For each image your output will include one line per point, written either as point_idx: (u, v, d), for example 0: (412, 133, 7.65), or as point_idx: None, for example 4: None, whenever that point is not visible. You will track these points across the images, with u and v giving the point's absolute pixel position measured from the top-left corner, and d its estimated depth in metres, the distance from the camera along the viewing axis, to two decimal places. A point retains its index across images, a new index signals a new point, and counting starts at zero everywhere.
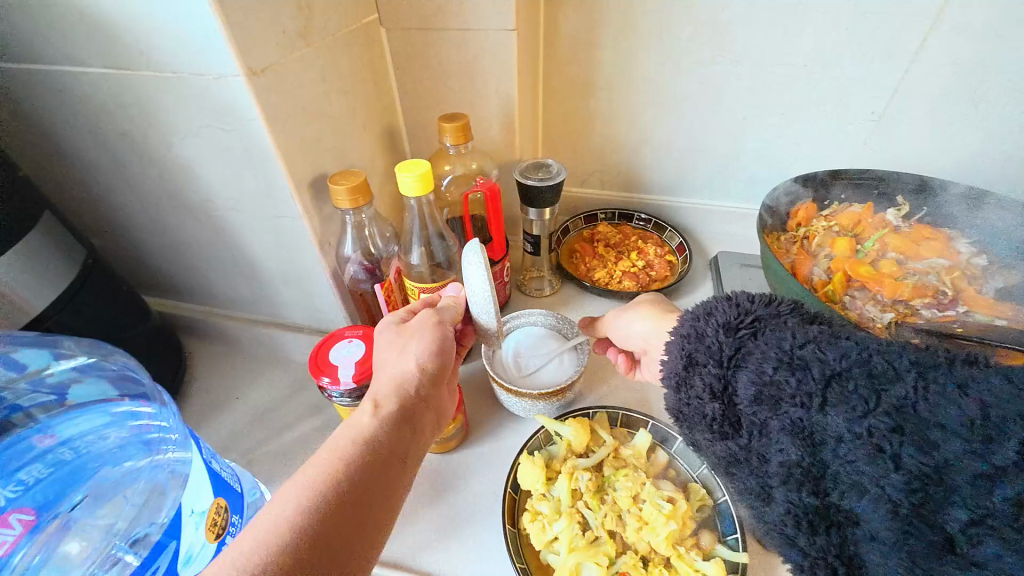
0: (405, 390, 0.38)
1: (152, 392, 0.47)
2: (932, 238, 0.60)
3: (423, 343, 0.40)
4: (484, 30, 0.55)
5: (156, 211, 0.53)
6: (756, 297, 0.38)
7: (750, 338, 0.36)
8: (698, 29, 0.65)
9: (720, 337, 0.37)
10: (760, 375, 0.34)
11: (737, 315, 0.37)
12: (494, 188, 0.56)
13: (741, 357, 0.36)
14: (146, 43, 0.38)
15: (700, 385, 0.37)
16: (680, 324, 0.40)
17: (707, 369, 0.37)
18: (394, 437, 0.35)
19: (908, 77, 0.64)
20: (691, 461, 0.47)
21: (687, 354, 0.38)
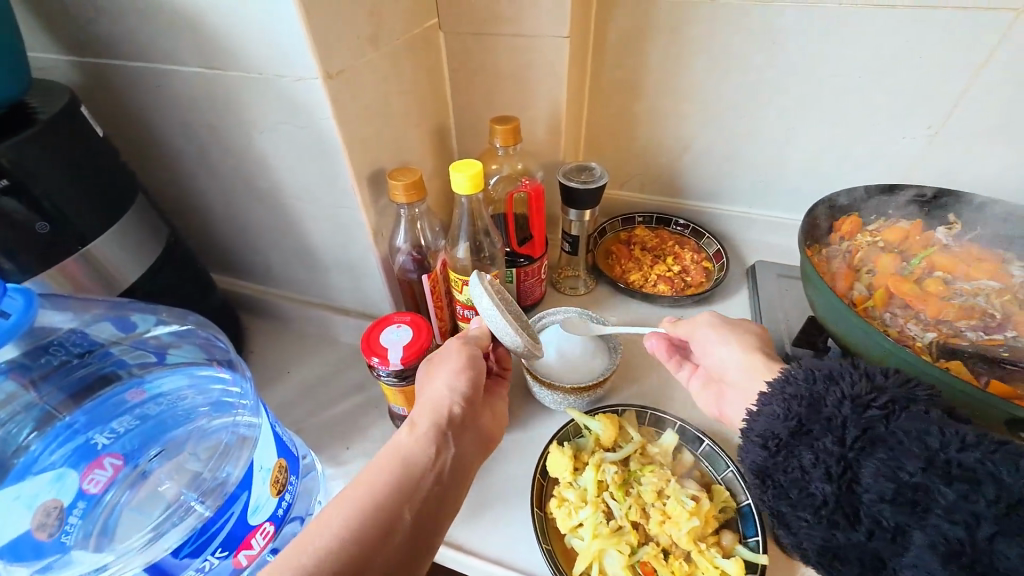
0: (440, 413, 0.42)
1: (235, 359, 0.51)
2: (984, 259, 0.59)
3: (452, 366, 0.45)
4: (538, 36, 0.57)
5: (229, 196, 0.58)
6: (889, 373, 0.37)
7: (882, 421, 0.35)
8: (749, 37, 0.65)
9: (845, 413, 0.36)
10: (898, 470, 0.33)
11: (873, 394, 0.36)
12: (538, 189, 0.59)
13: (869, 441, 0.34)
14: (237, 47, 0.43)
15: (813, 457, 0.36)
16: (790, 385, 0.39)
17: (826, 444, 0.35)
18: (432, 468, 0.40)
19: (967, 93, 0.62)
20: (716, 464, 0.49)
21: (798, 420, 0.37)
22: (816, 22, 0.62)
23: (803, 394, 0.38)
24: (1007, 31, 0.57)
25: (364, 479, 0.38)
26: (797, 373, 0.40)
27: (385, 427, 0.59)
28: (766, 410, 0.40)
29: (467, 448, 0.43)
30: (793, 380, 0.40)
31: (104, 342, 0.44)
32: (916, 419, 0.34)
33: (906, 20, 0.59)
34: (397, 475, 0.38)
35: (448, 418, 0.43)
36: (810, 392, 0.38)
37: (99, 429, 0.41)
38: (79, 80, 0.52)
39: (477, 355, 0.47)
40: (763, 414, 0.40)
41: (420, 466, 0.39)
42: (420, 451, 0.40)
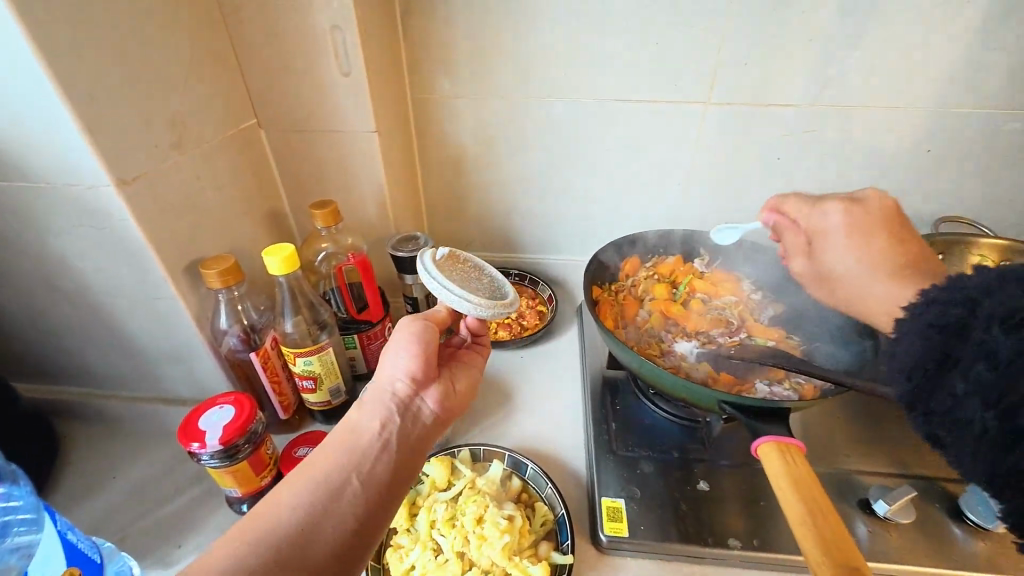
0: (393, 399, 0.46)
1: (5, 473, 0.48)
2: (725, 280, 0.77)
3: (410, 351, 0.48)
4: (349, 131, 0.66)
5: (28, 301, 0.56)
6: None
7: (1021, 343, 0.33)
8: (537, 124, 0.82)
9: (981, 336, 0.35)
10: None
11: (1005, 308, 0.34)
12: (364, 259, 0.66)
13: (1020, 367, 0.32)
14: (22, 162, 0.45)
15: (966, 388, 0.35)
16: (926, 309, 0.38)
17: (980, 370, 0.34)
18: (386, 441, 0.44)
19: (696, 160, 0.83)
20: (538, 482, 0.56)
21: (942, 343, 0.37)
22: (581, 111, 0.80)
23: (941, 321, 0.37)
24: (706, 115, 0.79)
25: (280, 492, 0.39)
26: (944, 296, 0.38)
27: (224, 515, 0.58)
28: (907, 330, 0.40)
29: (418, 431, 0.46)
30: (931, 304, 0.38)
31: None
32: None
33: (641, 110, 0.79)
34: (362, 445, 0.43)
35: (399, 396, 0.47)
36: (950, 318, 0.37)
37: None
38: None
39: (434, 332, 0.50)
40: (903, 342, 0.40)
41: (366, 454, 0.42)
42: (377, 423, 0.44)
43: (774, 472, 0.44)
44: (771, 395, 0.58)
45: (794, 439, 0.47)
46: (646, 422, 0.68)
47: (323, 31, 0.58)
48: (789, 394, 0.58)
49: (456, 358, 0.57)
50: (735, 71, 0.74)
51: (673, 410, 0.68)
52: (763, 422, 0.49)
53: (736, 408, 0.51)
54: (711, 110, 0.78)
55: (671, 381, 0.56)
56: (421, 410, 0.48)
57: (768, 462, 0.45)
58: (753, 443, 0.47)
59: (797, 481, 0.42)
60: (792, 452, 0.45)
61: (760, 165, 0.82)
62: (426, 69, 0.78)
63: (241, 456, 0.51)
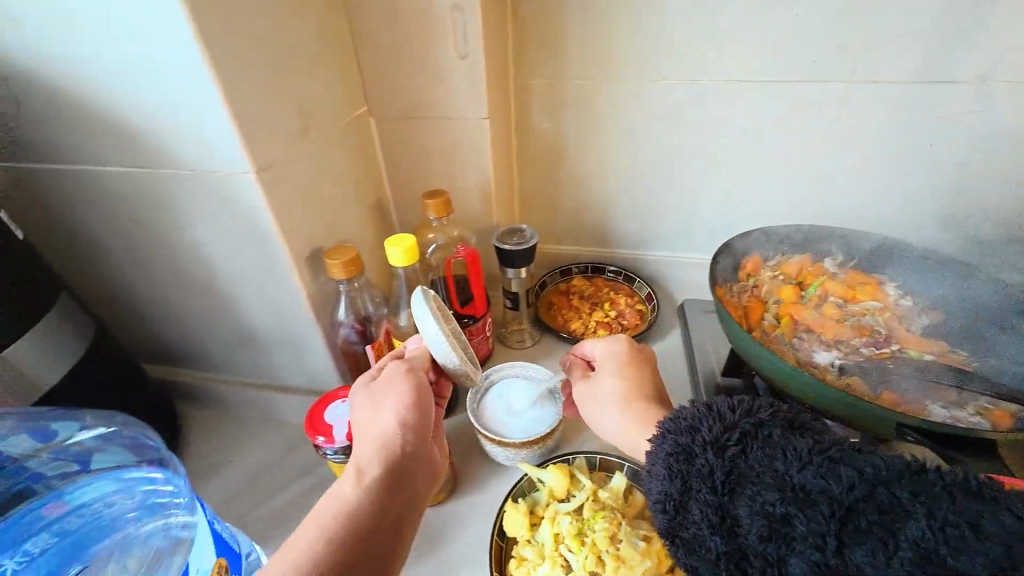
0: (390, 454, 0.42)
1: (166, 458, 0.49)
2: (865, 283, 0.68)
3: (399, 402, 0.44)
4: (460, 118, 0.63)
5: (161, 286, 0.57)
6: (734, 405, 0.41)
7: (741, 457, 0.38)
8: (647, 109, 0.75)
9: (710, 458, 0.38)
10: (764, 504, 0.35)
11: (726, 434, 0.39)
12: (474, 254, 0.63)
13: (736, 480, 0.37)
14: (170, 150, 0.45)
15: (701, 513, 0.37)
16: (683, 414, 0.42)
17: (703, 494, 0.37)
18: (377, 506, 0.40)
19: (829, 146, 0.74)
20: None
21: (671, 467, 0.40)
22: (698, 94, 0.73)
23: (676, 448, 0.40)
24: (845, 97, 0.69)
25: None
26: (687, 419, 0.41)
27: None
28: (658, 469, 0.41)
29: (414, 485, 0.43)
30: (666, 432, 0.42)
31: (20, 455, 0.42)
32: (763, 447, 0.37)
33: (769, 91, 0.71)
34: (354, 515, 0.39)
35: (395, 455, 0.42)
36: (681, 444, 0.40)
37: (10, 554, 0.37)
38: None
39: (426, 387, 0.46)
40: (654, 475, 0.41)
41: (367, 523, 0.39)
42: (363, 494, 0.40)
43: None
44: (951, 420, 0.49)
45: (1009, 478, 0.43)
46: None
47: (443, 12, 0.56)
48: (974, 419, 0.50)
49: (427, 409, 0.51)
50: (889, 44, 0.65)
51: None
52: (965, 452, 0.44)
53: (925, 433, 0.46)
54: (853, 92, 0.69)
55: (832, 397, 0.50)
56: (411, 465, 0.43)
57: None
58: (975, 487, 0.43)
59: None
60: None
61: (908, 152, 0.72)
62: (532, 52, 0.74)
63: None
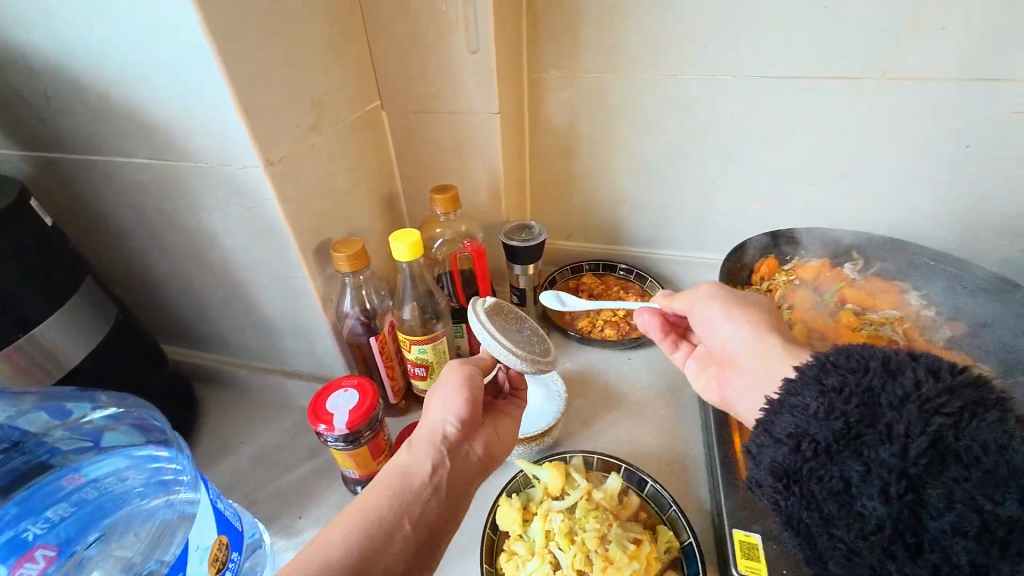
0: (441, 432, 0.45)
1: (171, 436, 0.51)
2: (885, 291, 0.65)
3: (449, 386, 0.46)
4: (470, 113, 0.63)
5: (179, 271, 0.60)
6: (955, 370, 0.35)
7: (952, 430, 0.32)
8: (666, 104, 0.74)
9: (912, 417, 0.33)
10: (975, 496, 0.30)
11: (942, 398, 0.33)
12: (480, 249, 0.63)
13: (943, 457, 0.32)
14: (185, 142, 0.47)
15: (865, 469, 0.33)
16: (865, 357, 0.37)
17: (884, 453, 0.32)
18: (428, 478, 0.42)
19: (855, 146, 0.71)
20: (660, 503, 0.52)
21: (836, 408, 0.35)
22: (718, 89, 0.71)
23: (859, 387, 0.35)
24: (875, 94, 0.66)
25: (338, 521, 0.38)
26: (857, 364, 0.37)
27: (339, 491, 0.59)
28: (799, 403, 0.37)
29: (464, 469, 0.45)
30: (834, 371, 0.37)
31: (39, 430, 0.45)
32: (994, 430, 0.32)
33: (795, 86, 0.68)
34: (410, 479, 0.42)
35: (447, 435, 0.45)
36: (868, 386, 0.35)
37: (32, 520, 0.40)
38: (30, 171, 0.54)
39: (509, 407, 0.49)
40: (795, 410, 0.37)
41: (415, 489, 0.41)
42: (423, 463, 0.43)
43: None
44: None
45: None
46: None
47: (455, 5, 0.55)
48: None
49: (491, 406, 0.53)
50: (925, 38, 0.61)
51: None
52: None
53: None
54: (885, 88, 0.65)
55: None
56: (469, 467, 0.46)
57: None
58: None
59: None
60: None
61: (941, 154, 0.68)
62: (548, 45, 0.73)
63: (363, 441, 0.51)
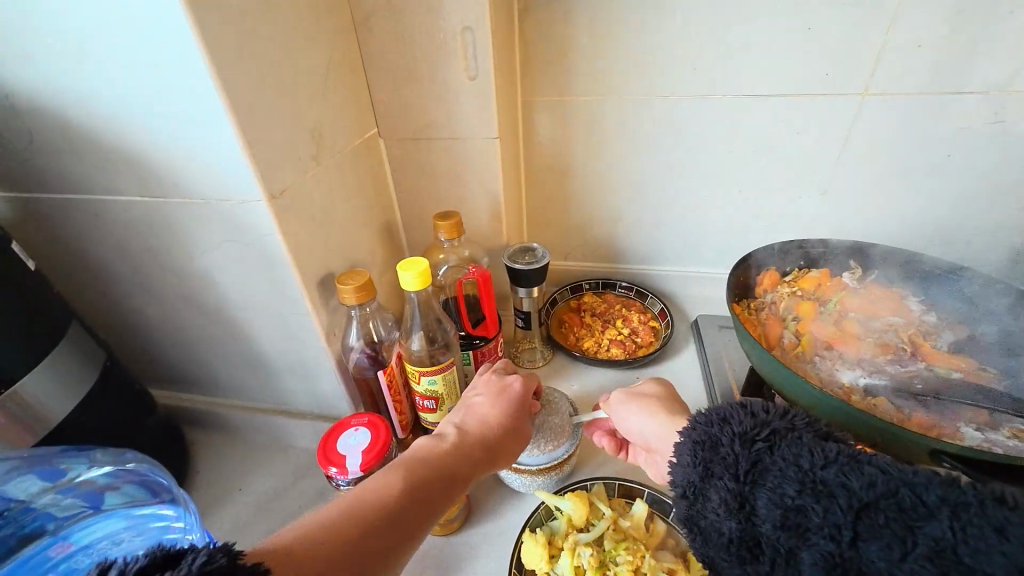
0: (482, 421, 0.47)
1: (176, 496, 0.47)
2: (886, 298, 0.66)
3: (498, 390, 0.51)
4: (470, 139, 0.63)
5: (170, 312, 0.57)
6: (770, 409, 0.40)
7: (768, 453, 0.37)
8: (658, 123, 0.75)
9: (737, 449, 0.38)
10: (782, 496, 0.34)
11: (756, 428, 0.38)
12: (485, 274, 0.62)
13: (760, 473, 0.36)
14: (182, 179, 0.45)
15: (772, 504, 0.34)
16: (710, 410, 0.41)
17: (725, 481, 0.37)
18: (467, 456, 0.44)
19: (842, 159, 0.73)
20: None
21: (703, 463, 0.39)
22: (709, 108, 0.72)
23: (703, 438, 0.40)
24: (859, 109, 0.69)
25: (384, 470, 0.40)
26: (754, 407, 0.40)
27: None
28: (689, 455, 0.40)
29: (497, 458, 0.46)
30: (696, 424, 0.41)
31: (30, 496, 0.42)
32: (795, 447, 0.36)
33: (782, 103, 0.70)
34: (433, 454, 0.43)
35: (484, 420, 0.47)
36: (708, 435, 0.40)
37: None
38: (10, 214, 0.51)
39: (525, 381, 0.52)
40: (678, 465, 0.41)
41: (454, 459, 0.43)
42: (435, 444, 0.44)
43: None
44: (987, 444, 0.47)
45: None
46: None
47: (453, 34, 0.56)
48: (1012, 442, 0.47)
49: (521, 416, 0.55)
50: (902, 56, 0.64)
51: None
52: None
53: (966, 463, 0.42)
54: (868, 102, 0.68)
55: (866, 423, 0.47)
56: (493, 443, 0.46)
57: None
58: None
59: None
60: None
61: (922, 164, 0.71)
62: (541, 70, 0.74)
63: None
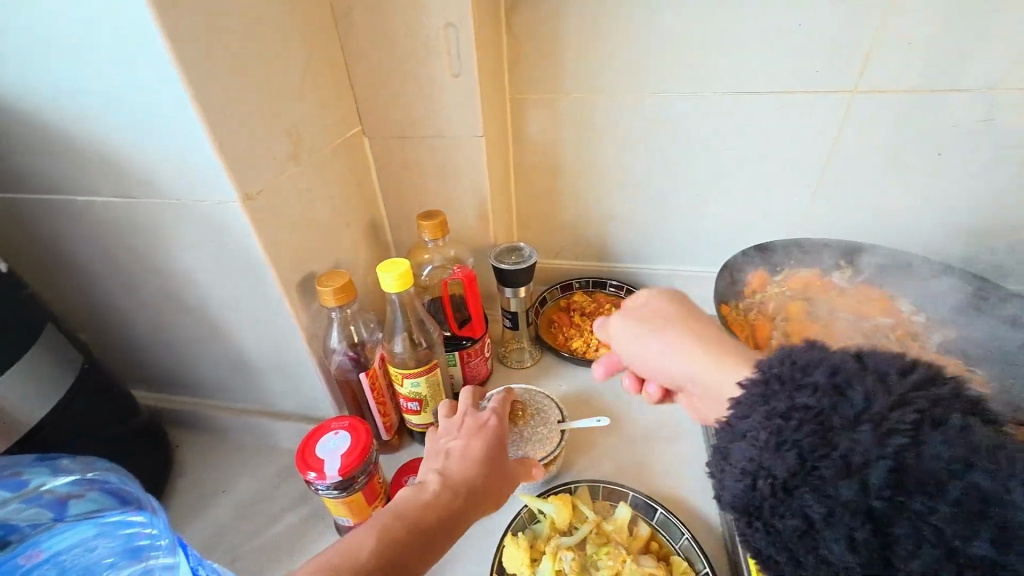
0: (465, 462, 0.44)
1: (144, 501, 0.47)
2: (876, 299, 0.65)
3: (478, 427, 0.47)
4: (454, 137, 0.62)
5: (149, 313, 0.56)
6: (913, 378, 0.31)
7: (911, 448, 0.29)
8: (647, 121, 0.74)
9: (870, 442, 0.29)
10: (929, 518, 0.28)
11: (898, 411, 0.29)
12: (471, 274, 0.61)
13: (904, 482, 0.28)
14: (155, 179, 0.44)
15: (915, 526, 0.28)
16: (807, 354, 0.33)
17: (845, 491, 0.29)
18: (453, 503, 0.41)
19: (833, 157, 0.72)
20: (672, 532, 0.50)
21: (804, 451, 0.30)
22: (699, 105, 0.71)
23: (807, 412, 0.31)
24: (851, 107, 0.68)
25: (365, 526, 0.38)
26: (878, 369, 0.32)
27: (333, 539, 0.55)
28: (770, 431, 0.32)
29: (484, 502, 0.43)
30: (781, 377, 0.33)
31: None
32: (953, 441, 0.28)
33: (774, 100, 0.69)
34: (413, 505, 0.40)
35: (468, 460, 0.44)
36: (811, 407, 0.31)
37: None
38: None
39: (499, 418, 0.49)
40: (754, 442, 0.32)
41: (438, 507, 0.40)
42: (413, 497, 0.40)
43: None
44: None
45: None
46: None
47: (436, 32, 0.54)
48: None
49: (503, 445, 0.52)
50: (895, 52, 0.63)
51: None
52: None
53: None
54: (859, 100, 0.67)
55: None
56: (479, 486, 0.43)
57: None
58: None
59: None
60: None
61: (913, 163, 0.70)
62: (529, 66, 0.72)
63: (357, 486, 0.48)
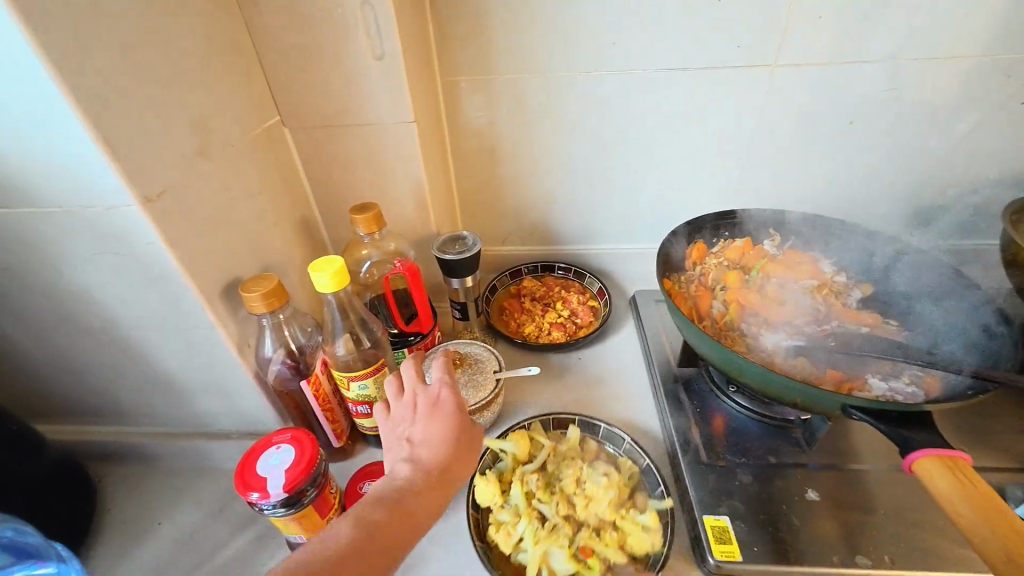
0: (426, 440, 0.43)
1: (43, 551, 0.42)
2: (803, 262, 0.69)
3: (432, 399, 0.46)
4: (383, 123, 0.58)
5: (48, 338, 0.50)
6: None
7: None
8: (583, 101, 0.74)
9: None
10: None
11: None
12: (414, 268, 0.58)
13: None
14: (32, 186, 0.38)
15: None
16: None
17: None
18: (422, 484, 0.40)
19: (758, 131, 0.75)
20: (615, 441, 0.58)
21: None
22: (631, 80, 0.71)
23: None
24: (771, 80, 0.70)
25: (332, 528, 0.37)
26: None
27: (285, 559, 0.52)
28: None
29: (458, 471, 0.43)
30: None
31: None
32: None
33: (701, 76, 0.71)
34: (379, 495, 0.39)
35: (428, 438, 0.43)
36: None
37: None
38: None
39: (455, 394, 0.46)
40: None
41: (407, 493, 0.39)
42: (385, 492, 0.40)
43: (944, 493, 0.38)
44: (891, 393, 0.51)
45: (956, 451, 0.40)
46: (727, 421, 0.62)
47: (352, 9, 0.51)
48: (911, 389, 0.51)
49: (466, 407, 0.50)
50: (807, 27, 0.66)
51: (759, 407, 0.62)
52: (910, 431, 0.42)
53: (871, 414, 0.44)
54: (778, 73, 0.70)
55: (779, 382, 0.49)
56: (446, 459, 0.42)
57: (934, 480, 0.39)
58: (906, 458, 0.41)
59: (981, 506, 0.36)
60: (960, 466, 0.39)
61: (829, 132, 0.75)
62: (458, 47, 0.70)
63: (307, 501, 0.45)
